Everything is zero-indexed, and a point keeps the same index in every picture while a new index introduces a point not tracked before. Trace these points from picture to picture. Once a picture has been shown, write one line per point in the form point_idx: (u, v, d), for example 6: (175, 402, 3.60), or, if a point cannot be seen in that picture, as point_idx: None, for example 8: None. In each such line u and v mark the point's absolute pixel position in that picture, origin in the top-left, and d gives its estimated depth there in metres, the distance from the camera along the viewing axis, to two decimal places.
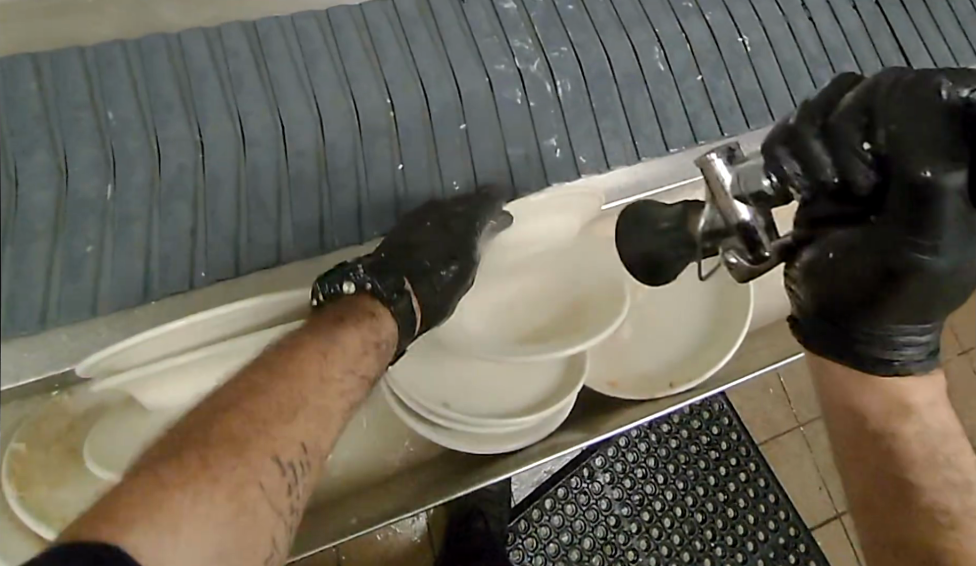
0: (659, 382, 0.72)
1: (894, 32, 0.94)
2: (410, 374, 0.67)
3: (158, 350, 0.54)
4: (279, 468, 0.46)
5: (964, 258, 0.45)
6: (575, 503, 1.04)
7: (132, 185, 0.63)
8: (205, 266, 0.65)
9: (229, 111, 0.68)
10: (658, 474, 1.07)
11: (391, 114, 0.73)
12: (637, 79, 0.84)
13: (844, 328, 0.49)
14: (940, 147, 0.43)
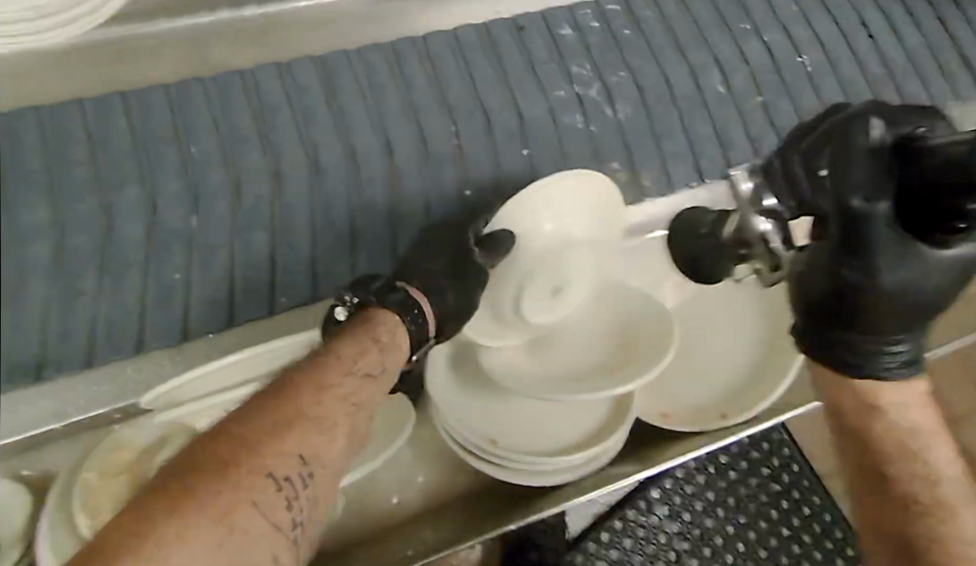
0: (712, 413, 0.74)
1: (960, 48, 0.93)
2: (466, 413, 0.71)
3: (216, 385, 0.59)
4: (273, 483, 0.45)
5: (918, 279, 0.40)
6: (632, 538, 0.90)
7: (215, 215, 0.65)
8: (284, 293, 0.68)
9: (302, 141, 0.70)
10: (719, 507, 0.93)
11: (456, 140, 0.75)
12: (696, 101, 0.85)
13: (825, 332, 0.44)
14: (866, 178, 0.39)
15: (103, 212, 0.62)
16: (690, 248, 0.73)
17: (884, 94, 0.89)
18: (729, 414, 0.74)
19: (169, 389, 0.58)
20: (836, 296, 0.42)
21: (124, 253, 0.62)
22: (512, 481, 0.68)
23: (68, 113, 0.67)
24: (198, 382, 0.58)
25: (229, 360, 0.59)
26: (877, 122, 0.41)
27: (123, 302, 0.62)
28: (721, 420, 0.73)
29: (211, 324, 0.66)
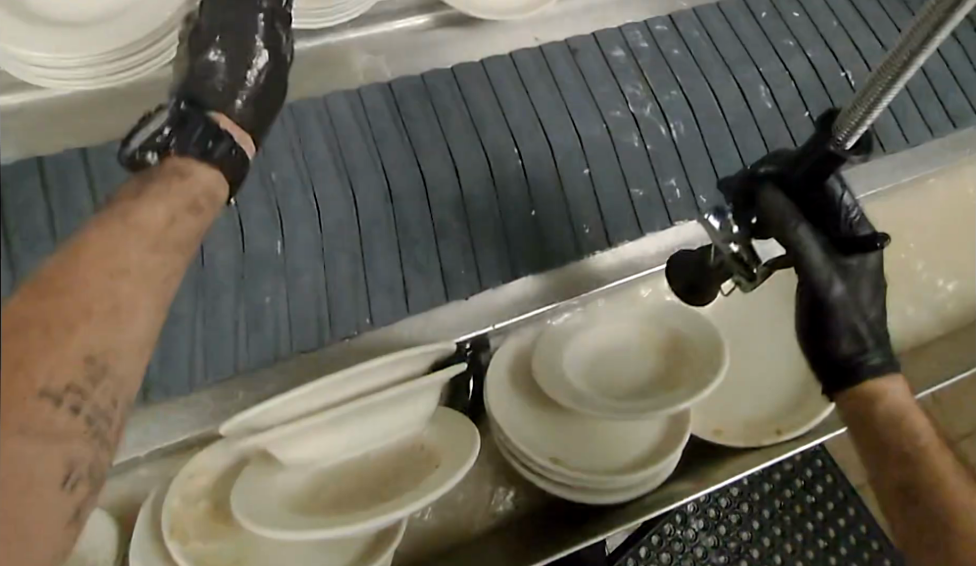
0: (768, 428, 0.72)
1: None
2: (523, 428, 0.66)
3: (304, 405, 0.54)
4: (67, 478, 0.37)
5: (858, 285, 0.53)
6: (670, 553, 0.79)
7: (298, 240, 0.68)
8: (371, 313, 0.69)
9: (375, 167, 0.73)
10: (757, 524, 0.82)
11: (519, 162, 0.77)
12: (746, 118, 0.87)
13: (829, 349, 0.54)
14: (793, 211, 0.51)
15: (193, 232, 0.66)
16: (689, 260, 0.61)
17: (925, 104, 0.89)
18: (782, 430, 0.72)
19: (259, 412, 0.52)
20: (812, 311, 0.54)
21: (220, 280, 0.65)
22: (576, 500, 0.63)
23: None
24: (283, 405, 0.53)
25: (310, 385, 0.53)
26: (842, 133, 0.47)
27: (216, 325, 0.65)
28: (772, 438, 0.71)
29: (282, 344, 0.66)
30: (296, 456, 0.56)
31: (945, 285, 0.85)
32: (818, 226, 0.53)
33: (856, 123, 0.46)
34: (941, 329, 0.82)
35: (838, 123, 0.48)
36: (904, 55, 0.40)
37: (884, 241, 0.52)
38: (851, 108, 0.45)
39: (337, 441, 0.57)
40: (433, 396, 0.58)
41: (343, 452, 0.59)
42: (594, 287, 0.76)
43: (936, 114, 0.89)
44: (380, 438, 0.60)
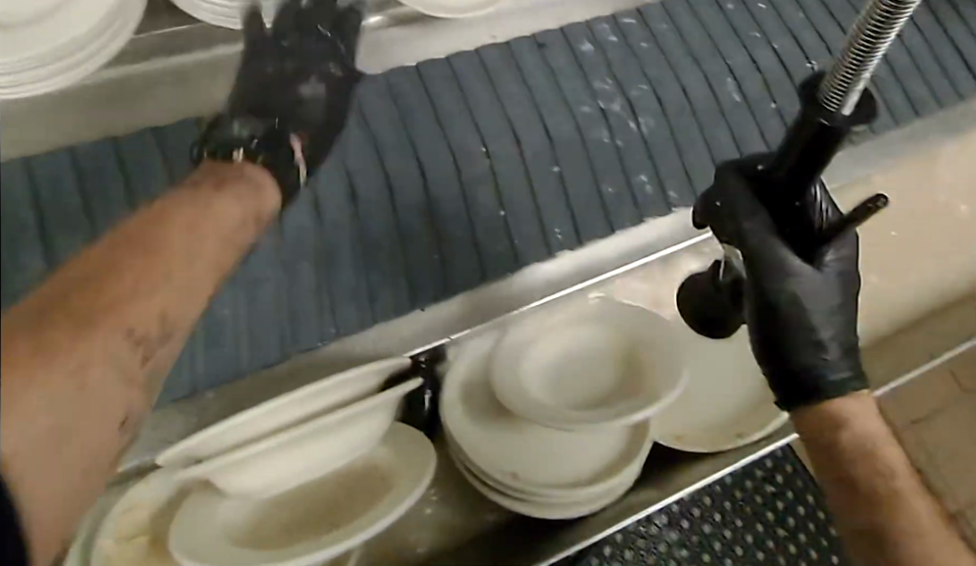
0: (728, 430, 0.72)
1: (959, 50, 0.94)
2: (480, 440, 0.65)
3: (248, 433, 0.52)
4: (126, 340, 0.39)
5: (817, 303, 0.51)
6: (634, 552, 0.74)
7: (259, 251, 0.65)
8: (335, 323, 0.67)
9: (338, 170, 0.70)
10: (729, 521, 0.78)
11: (487, 161, 0.75)
12: (714, 112, 0.85)
13: (783, 370, 0.51)
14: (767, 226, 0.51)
15: None
16: (702, 302, 0.62)
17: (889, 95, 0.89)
18: (743, 433, 0.72)
19: (198, 442, 0.50)
20: (766, 327, 0.51)
21: None
22: (530, 513, 0.62)
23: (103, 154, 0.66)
24: (223, 435, 0.51)
25: (251, 411, 0.51)
26: (833, 107, 0.43)
27: None
28: (732, 441, 0.71)
29: (238, 363, 0.64)
30: (239, 486, 0.54)
31: (902, 285, 0.86)
32: (785, 230, 0.52)
33: (840, 94, 0.42)
34: (898, 328, 0.83)
35: (824, 91, 0.43)
36: (876, 21, 0.37)
37: (884, 200, 0.45)
38: (831, 73, 0.41)
39: (288, 470, 0.56)
40: (385, 414, 0.57)
41: (290, 480, 0.57)
42: (555, 291, 0.74)
43: (900, 105, 0.89)
44: (328, 462, 0.58)
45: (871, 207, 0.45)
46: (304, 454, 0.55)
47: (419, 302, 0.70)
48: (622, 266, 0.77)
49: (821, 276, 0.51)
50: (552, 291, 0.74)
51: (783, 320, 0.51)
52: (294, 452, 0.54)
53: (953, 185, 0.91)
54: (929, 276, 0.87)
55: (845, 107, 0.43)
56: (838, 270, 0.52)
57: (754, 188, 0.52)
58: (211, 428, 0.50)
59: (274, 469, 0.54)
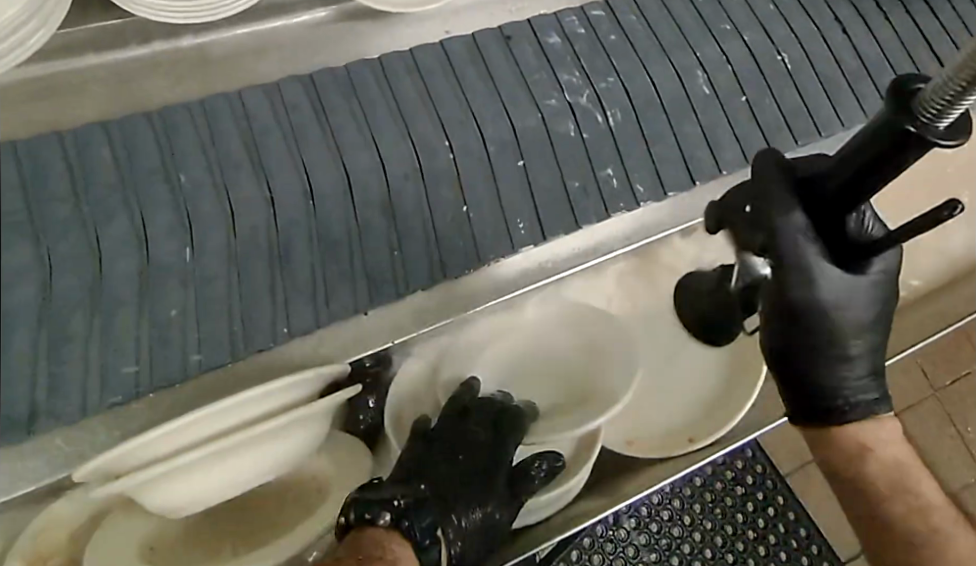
0: (680, 437, 0.72)
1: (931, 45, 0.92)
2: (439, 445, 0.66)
3: (171, 446, 0.50)
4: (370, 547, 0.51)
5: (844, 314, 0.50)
6: (602, 554, 0.91)
7: (210, 247, 0.63)
8: (288, 322, 0.65)
9: (294, 164, 0.68)
10: (685, 515, 0.94)
11: (449, 156, 0.73)
12: (683, 104, 0.83)
13: (807, 386, 0.53)
14: (810, 237, 0.49)
15: (92, 246, 0.59)
16: (701, 306, 0.65)
17: (859, 88, 0.89)
18: (694, 439, 0.72)
19: (116, 455, 0.49)
20: (793, 337, 0.52)
21: (117, 291, 0.59)
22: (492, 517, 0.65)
23: (45, 144, 0.63)
24: (145, 447, 0.49)
25: (165, 427, 0.49)
26: (924, 118, 0.38)
27: (114, 347, 0.59)
28: (682, 448, 0.71)
29: (183, 366, 0.62)
30: (165, 503, 0.53)
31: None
32: (826, 238, 0.50)
33: (937, 111, 0.37)
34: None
35: (922, 101, 0.38)
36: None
37: (960, 208, 0.41)
38: (936, 87, 0.36)
39: (227, 480, 0.54)
40: (320, 421, 0.57)
41: (218, 498, 0.56)
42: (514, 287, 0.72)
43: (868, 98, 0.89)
44: (258, 478, 0.57)
45: (942, 219, 0.41)
46: (239, 467, 0.54)
47: (377, 298, 0.68)
48: (579, 265, 0.76)
49: (860, 283, 0.50)
50: (506, 292, 0.72)
51: (803, 338, 0.51)
52: (225, 465, 0.52)
53: (921, 177, 0.90)
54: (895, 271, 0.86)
55: (941, 122, 0.38)
56: (875, 284, 0.51)
57: (793, 186, 0.50)
58: (125, 442, 0.48)
59: (208, 480, 0.53)
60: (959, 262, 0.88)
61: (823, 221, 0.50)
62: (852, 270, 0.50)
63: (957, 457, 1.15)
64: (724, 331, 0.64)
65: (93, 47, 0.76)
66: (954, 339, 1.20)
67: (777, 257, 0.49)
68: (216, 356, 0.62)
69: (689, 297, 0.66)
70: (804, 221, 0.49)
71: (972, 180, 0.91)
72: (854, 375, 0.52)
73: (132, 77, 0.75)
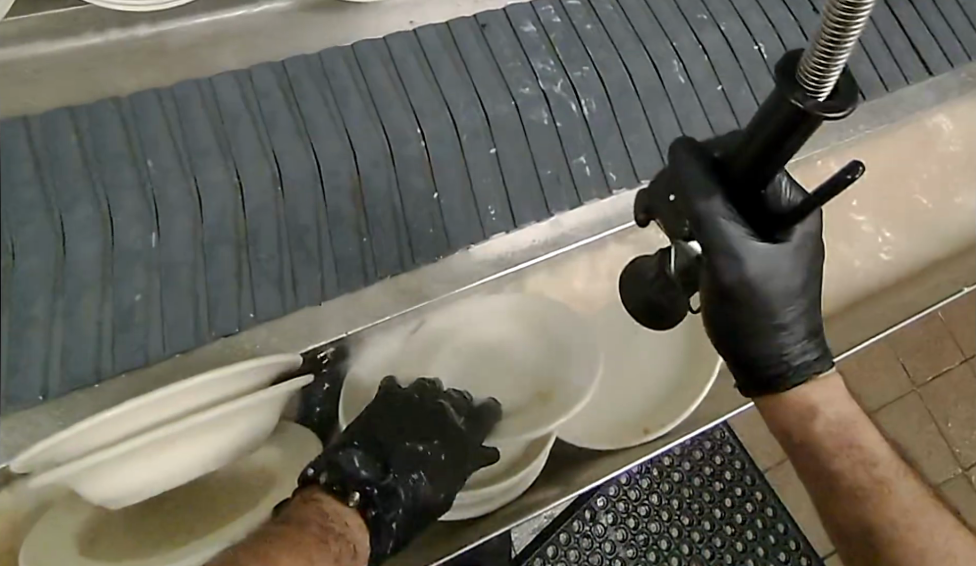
0: (637, 427, 0.72)
1: (916, 34, 0.90)
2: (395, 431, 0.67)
3: (117, 431, 0.50)
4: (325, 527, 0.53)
5: (777, 282, 0.51)
6: (578, 549, 0.92)
7: (175, 233, 0.63)
8: (254, 308, 0.65)
9: (263, 149, 0.68)
10: (662, 511, 0.97)
11: (421, 143, 0.73)
12: (658, 93, 0.83)
13: (743, 352, 0.55)
14: (732, 219, 0.48)
15: (57, 233, 0.60)
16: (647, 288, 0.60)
17: None
18: (650, 430, 0.71)
19: (60, 441, 0.49)
20: (726, 311, 0.53)
21: (82, 277, 0.60)
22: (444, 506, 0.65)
23: (11, 129, 0.63)
24: (92, 432, 0.49)
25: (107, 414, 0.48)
26: (808, 89, 0.37)
27: (77, 333, 0.59)
28: (640, 438, 0.71)
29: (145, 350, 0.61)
30: (111, 489, 0.54)
31: (836, 271, 0.85)
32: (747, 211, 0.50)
33: (816, 79, 0.36)
34: (830, 316, 0.83)
35: (802, 72, 0.37)
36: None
37: (861, 169, 0.41)
38: (810, 54, 0.35)
39: (177, 463, 0.54)
40: (265, 410, 0.57)
41: (159, 486, 0.56)
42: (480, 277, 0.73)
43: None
44: (202, 465, 0.57)
45: (847, 180, 0.41)
46: (188, 451, 0.54)
47: (345, 283, 0.68)
48: (534, 258, 0.76)
49: (785, 250, 0.51)
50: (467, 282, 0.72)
51: (740, 313, 0.52)
52: (172, 448, 0.52)
53: (898, 167, 0.90)
54: (865, 263, 0.87)
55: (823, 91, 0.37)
56: (801, 247, 0.51)
57: (705, 168, 0.49)
58: (67, 431, 0.48)
59: (156, 464, 0.53)
60: (934, 255, 0.89)
61: (739, 200, 0.49)
62: (772, 241, 0.51)
63: (935, 452, 1.15)
64: (670, 315, 0.60)
65: (45, 34, 0.80)
66: (935, 334, 1.21)
67: (703, 247, 0.49)
68: (177, 341, 0.62)
69: (634, 281, 0.62)
70: (722, 207, 0.48)
71: (947, 173, 0.91)
72: (789, 337, 0.54)
73: (87, 65, 0.79)
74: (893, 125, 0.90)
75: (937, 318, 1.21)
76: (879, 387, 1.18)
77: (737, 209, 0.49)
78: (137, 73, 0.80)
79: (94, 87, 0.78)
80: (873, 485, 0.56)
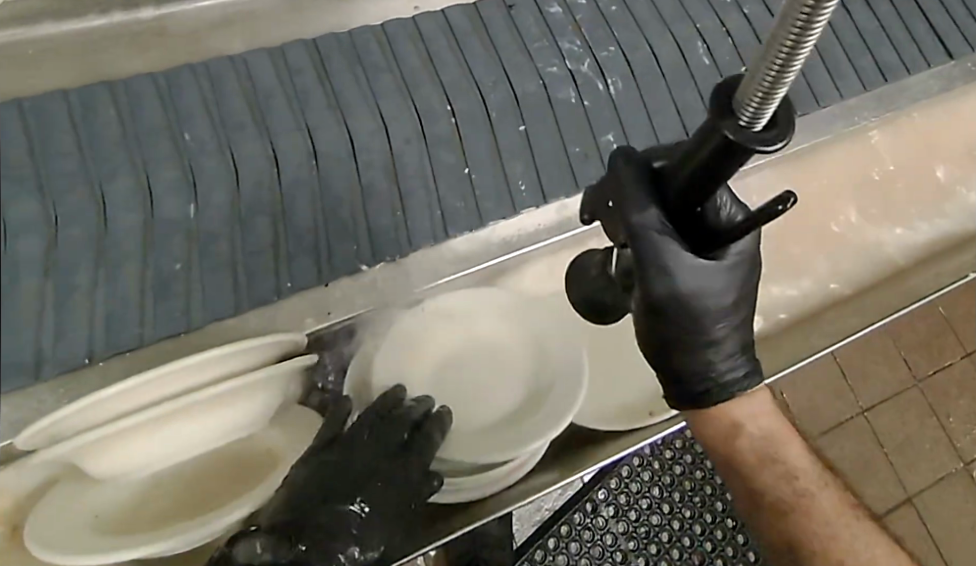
0: (642, 410, 0.68)
1: (927, 18, 0.92)
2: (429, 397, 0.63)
3: (124, 406, 0.50)
4: None
5: (708, 294, 0.51)
6: (579, 541, 0.92)
7: (212, 205, 0.63)
8: (291, 277, 0.65)
9: (297, 124, 0.68)
10: (664, 503, 0.98)
11: (452, 120, 0.73)
12: (683, 73, 0.83)
13: (681, 371, 0.54)
14: (666, 230, 0.48)
15: (97, 199, 0.60)
16: (587, 277, 0.61)
17: (860, 63, 0.88)
18: (655, 413, 0.68)
19: (70, 413, 0.48)
20: (664, 323, 0.52)
21: (119, 244, 0.60)
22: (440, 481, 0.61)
23: (51, 101, 0.64)
24: (101, 406, 0.49)
25: (110, 390, 0.48)
26: (748, 114, 0.36)
27: (117, 296, 0.59)
28: (646, 418, 0.68)
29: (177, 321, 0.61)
30: (121, 462, 0.54)
31: (854, 250, 0.85)
32: (683, 227, 0.50)
33: (754, 109, 0.35)
34: (843, 297, 0.82)
35: (739, 101, 0.37)
36: (788, 41, 0.30)
37: (793, 200, 0.41)
38: (748, 82, 0.35)
39: (176, 435, 0.54)
40: (275, 388, 0.57)
41: (166, 459, 0.56)
42: (472, 264, 0.70)
43: (868, 69, 0.88)
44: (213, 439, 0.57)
45: (781, 208, 0.42)
46: (191, 423, 0.54)
47: (380, 254, 0.68)
48: (537, 243, 0.73)
49: (718, 267, 0.50)
50: (467, 265, 0.70)
51: (671, 327, 0.52)
52: (174, 421, 0.52)
53: (916, 150, 0.90)
54: (880, 244, 0.85)
55: (760, 120, 0.37)
56: (737, 265, 0.51)
57: (647, 181, 0.50)
58: (77, 400, 0.48)
59: (155, 437, 0.53)
60: (952, 236, 0.88)
61: (675, 216, 0.49)
62: (708, 257, 0.51)
63: (937, 447, 1.15)
64: (611, 313, 0.61)
65: (51, 15, 0.82)
66: (933, 329, 1.22)
67: (637, 255, 0.49)
68: (204, 312, 0.62)
69: (575, 272, 0.62)
70: (657, 220, 0.48)
71: (965, 158, 0.91)
72: (723, 359, 0.54)
73: (95, 46, 0.81)
74: (911, 110, 0.91)
75: (937, 311, 1.23)
76: (879, 383, 1.18)
77: (672, 224, 0.49)
78: (141, 55, 0.81)
79: (101, 68, 0.80)
80: (794, 497, 0.57)
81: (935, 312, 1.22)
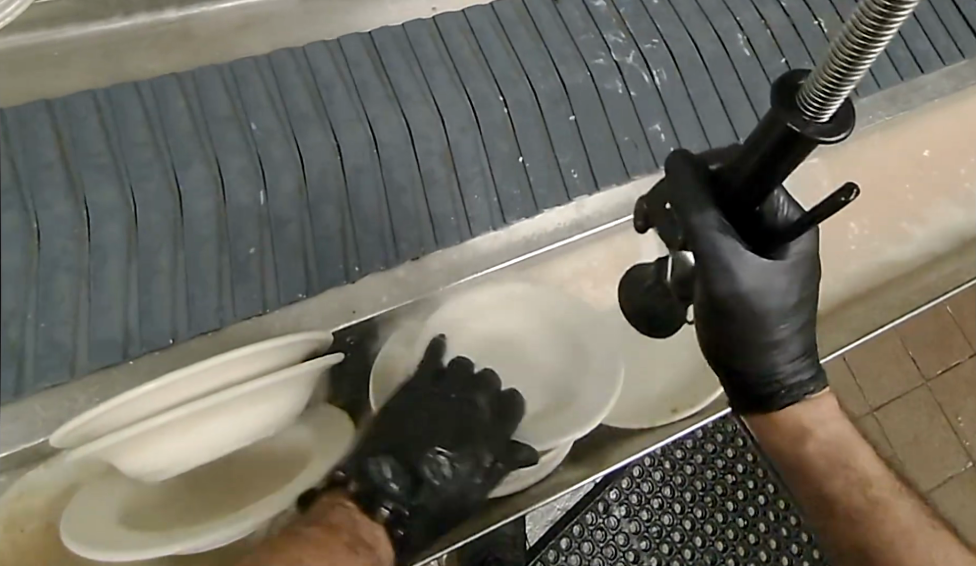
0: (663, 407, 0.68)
1: (960, 10, 0.93)
2: None
3: (160, 405, 0.49)
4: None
5: (765, 300, 0.48)
6: (591, 542, 0.90)
7: (282, 190, 0.66)
8: (358, 262, 0.67)
9: (358, 115, 0.70)
10: (675, 503, 0.93)
11: (504, 111, 0.75)
12: (723, 62, 0.83)
13: (741, 377, 0.52)
14: (725, 228, 0.47)
15: (172, 188, 0.64)
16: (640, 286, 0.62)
17: (897, 54, 0.88)
18: (679, 409, 0.68)
19: (105, 413, 0.47)
20: (723, 325, 0.50)
21: (196, 232, 0.63)
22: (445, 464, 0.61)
23: (126, 96, 0.68)
24: (137, 404, 0.48)
25: (147, 389, 0.47)
26: (809, 111, 0.36)
27: (196, 282, 0.63)
28: (667, 416, 0.67)
29: (251, 303, 0.64)
30: (157, 464, 0.52)
31: (892, 241, 0.84)
32: (743, 225, 0.49)
33: (819, 103, 0.35)
34: (877, 286, 0.82)
35: (802, 96, 0.36)
36: (855, 38, 0.31)
37: (855, 191, 0.40)
38: (814, 79, 0.35)
39: (217, 433, 0.53)
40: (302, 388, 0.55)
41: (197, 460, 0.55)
42: (502, 262, 0.70)
43: (902, 61, 0.89)
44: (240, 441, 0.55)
45: (843, 200, 0.40)
46: (232, 420, 0.52)
47: (442, 239, 0.69)
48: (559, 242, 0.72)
49: (778, 267, 0.48)
50: (497, 263, 0.70)
51: (726, 334, 0.50)
52: (213, 420, 0.51)
53: (951, 143, 0.89)
54: (911, 235, 0.85)
55: (824, 116, 0.36)
56: (797, 265, 0.49)
57: (704, 184, 0.48)
58: (122, 396, 0.47)
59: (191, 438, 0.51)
60: None
61: (733, 215, 0.48)
62: (770, 257, 0.49)
63: (945, 446, 1.13)
64: (666, 325, 0.62)
65: (77, 16, 0.81)
66: (942, 328, 1.19)
67: (697, 259, 0.47)
68: (273, 296, 0.64)
69: (628, 283, 0.64)
70: (717, 219, 0.46)
71: None
72: (790, 365, 0.52)
73: (118, 48, 0.81)
74: (949, 99, 0.90)
75: (945, 311, 1.20)
76: (888, 382, 1.16)
77: (732, 223, 0.48)
78: (162, 55, 0.81)
79: (122, 69, 0.80)
80: (869, 507, 0.53)
81: (943, 313, 1.20)
